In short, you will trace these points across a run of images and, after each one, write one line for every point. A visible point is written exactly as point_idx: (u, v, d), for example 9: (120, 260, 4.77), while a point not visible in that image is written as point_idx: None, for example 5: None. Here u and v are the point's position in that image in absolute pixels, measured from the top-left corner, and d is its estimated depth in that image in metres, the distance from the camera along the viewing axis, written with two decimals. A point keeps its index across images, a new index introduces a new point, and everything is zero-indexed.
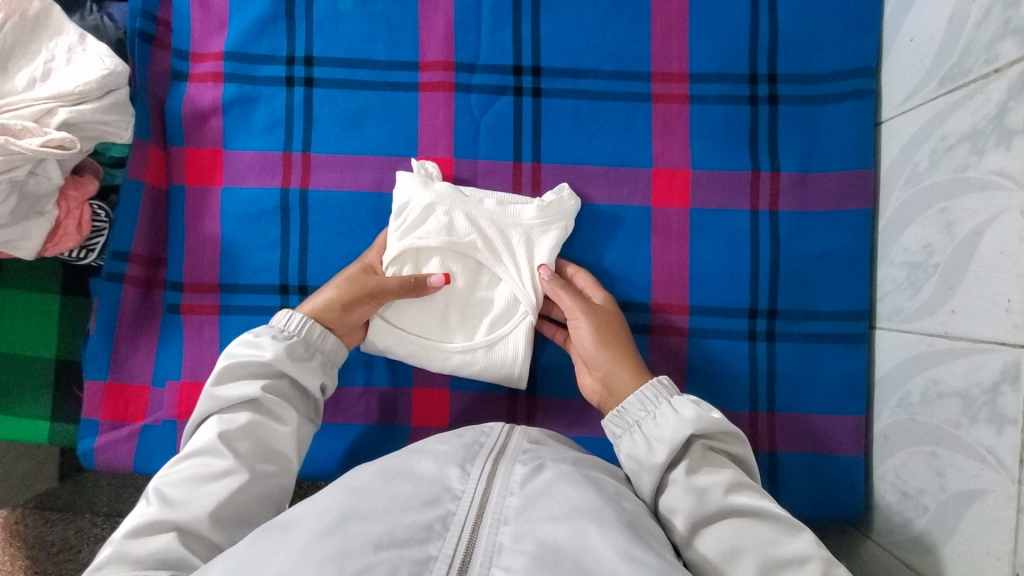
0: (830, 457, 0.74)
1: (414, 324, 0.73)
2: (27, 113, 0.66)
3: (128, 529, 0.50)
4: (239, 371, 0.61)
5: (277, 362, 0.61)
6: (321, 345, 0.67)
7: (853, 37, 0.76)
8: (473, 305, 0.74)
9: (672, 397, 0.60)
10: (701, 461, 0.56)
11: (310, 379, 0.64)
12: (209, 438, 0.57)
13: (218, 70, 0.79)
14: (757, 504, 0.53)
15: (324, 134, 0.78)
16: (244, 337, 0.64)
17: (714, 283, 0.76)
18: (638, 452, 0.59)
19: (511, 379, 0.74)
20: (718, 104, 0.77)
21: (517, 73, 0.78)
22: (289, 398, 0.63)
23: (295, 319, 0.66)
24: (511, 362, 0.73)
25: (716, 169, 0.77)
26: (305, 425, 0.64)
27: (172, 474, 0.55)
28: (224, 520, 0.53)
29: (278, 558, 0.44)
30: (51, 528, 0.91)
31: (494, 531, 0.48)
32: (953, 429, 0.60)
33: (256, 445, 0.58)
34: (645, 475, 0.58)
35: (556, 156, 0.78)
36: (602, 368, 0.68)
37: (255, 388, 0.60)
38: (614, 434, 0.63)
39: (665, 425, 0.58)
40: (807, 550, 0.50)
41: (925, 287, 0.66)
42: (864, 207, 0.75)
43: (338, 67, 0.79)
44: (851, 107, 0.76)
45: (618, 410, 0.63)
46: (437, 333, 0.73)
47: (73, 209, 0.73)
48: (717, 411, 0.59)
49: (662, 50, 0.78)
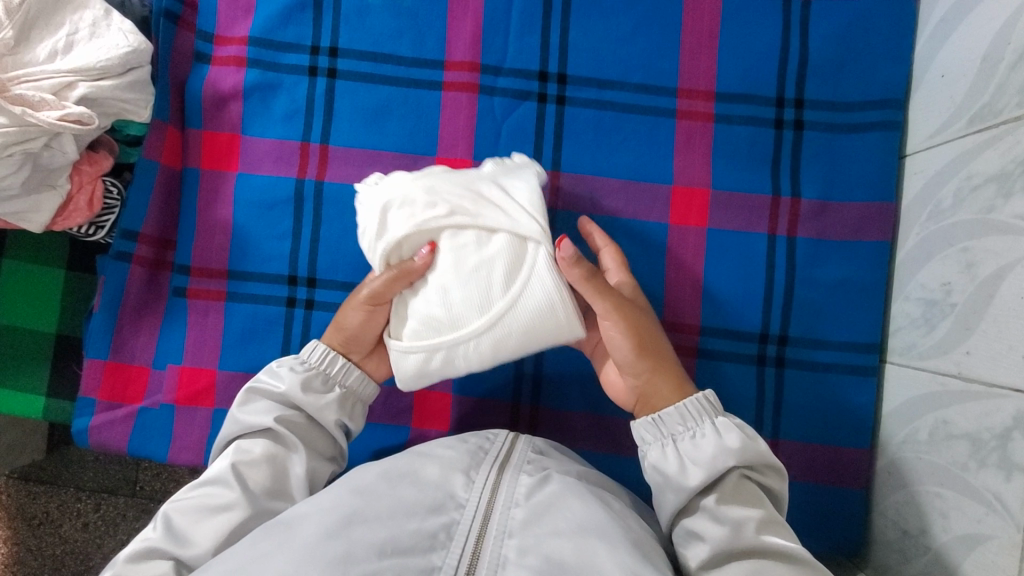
0: (831, 489, 0.74)
1: (422, 333, 0.62)
2: (47, 85, 0.66)
3: (130, 552, 0.52)
4: (261, 402, 0.63)
5: (290, 393, 0.62)
6: (342, 378, 0.66)
7: (883, 67, 0.75)
8: (477, 277, 0.60)
9: (717, 418, 0.58)
10: (732, 492, 0.54)
11: (323, 414, 0.63)
12: (220, 467, 0.58)
13: (241, 54, 0.78)
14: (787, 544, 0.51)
15: (344, 127, 0.78)
16: (270, 366, 0.66)
17: (725, 305, 0.75)
18: (668, 469, 0.57)
19: (573, 330, 0.61)
20: (743, 124, 0.76)
21: (543, 79, 0.78)
22: (307, 432, 0.63)
23: (317, 351, 0.66)
24: (545, 308, 0.60)
25: (736, 190, 0.76)
26: (322, 461, 0.64)
27: (181, 499, 0.56)
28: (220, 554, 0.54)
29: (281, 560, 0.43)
30: (34, 500, 0.90)
31: (498, 543, 0.48)
32: (961, 472, 0.60)
33: (269, 476, 0.59)
34: (670, 494, 0.56)
35: (576, 166, 0.77)
36: (639, 373, 0.63)
37: (269, 418, 0.61)
38: (642, 440, 0.60)
39: (704, 447, 0.56)
40: None
41: (940, 326, 0.65)
42: (882, 239, 0.75)
43: (363, 61, 0.78)
44: (876, 138, 0.75)
45: (654, 416, 0.59)
46: (446, 325, 0.61)
47: (86, 183, 0.72)
48: (762, 442, 0.57)
49: (691, 67, 0.77)
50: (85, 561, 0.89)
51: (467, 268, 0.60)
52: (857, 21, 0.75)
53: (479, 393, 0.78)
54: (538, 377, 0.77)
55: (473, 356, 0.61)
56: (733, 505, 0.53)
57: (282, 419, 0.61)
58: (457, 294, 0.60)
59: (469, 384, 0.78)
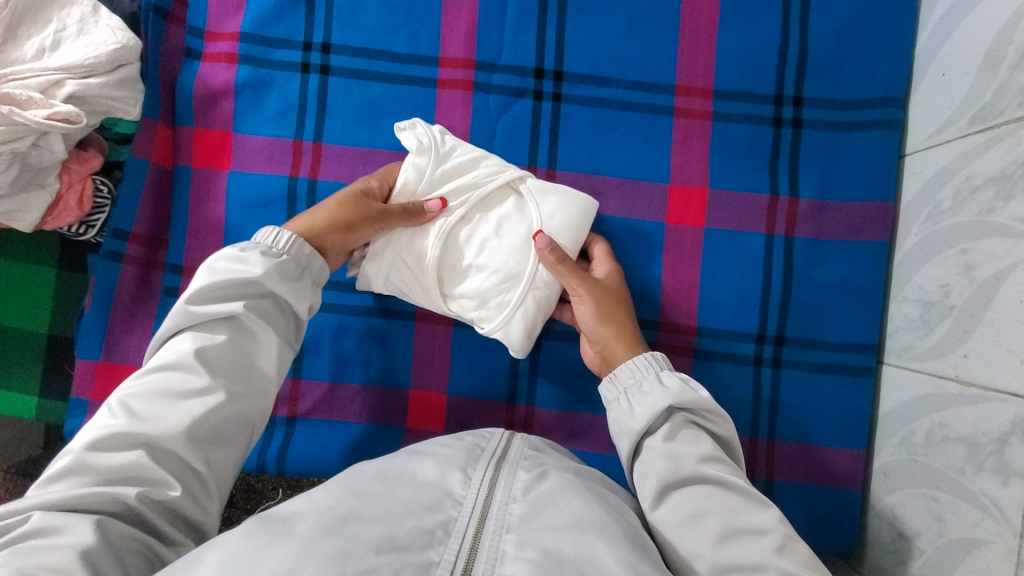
0: (828, 490, 0.74)
1: (504, 305, 0.69)
2: (34, 84, 0.65)
3: (92, 439, 0.48)
4: (220, 288, 0.57)
5: (266, 279, 0.58)
6: (309, 265, 0.63)
7: (883, 65, 0.74)
8: (510, 233, 0.71)
9: (662, 371, 0.62)
10: (678, 432, 0.59)
11: (298, 301, 0.61)
12: (184, 353, 0.54)
13: (233, 51, 0.77)
14: (726, 474, 0.55)
15: (337, 124, 0.77)
16: (229, 251, 0.59)
17: (723, 304, 0.75)
18: (622, 416, 0.62)
19: (585, 198, 0.71)
20: (741, 122, 0.75)
21: (539, 76, 0.76)
22: (271, 314, 0.60)
23: (283, 237, 0.62)
24: (563, 197, 0.71)
25: (735, 189, 0.75)
26: (286, 345, 0.61)
27: (138, 385, 0.53)
28: (195, 437, 0.51)
29: (278, 553, 0.42)
30: None
31: (496, 538, 0.48)
32: (957, 476, 0.60)
33: (235, 361, 0.56)
34: (624, 439, 0.61)
35: (572, 164, 0.76)
36: (600, 341, 0.68)
37: (236, 305, 0.57)
38: (605, 399, 0.65)
39: (648, 395, 0.61)
40: (770, 524, 0.53)
41: (938, 328, 0.65)
42: (880, 240, 0.74)
43: (356, 57, 0.77)
44: (875, 137, 0.74)
45: (610, 376, 0.64)
46: (512, 289, 0.69)
47: (75, 182, 0.71)
48: (704, 390, 0.60)
49: (688, 65, 0.76)
50: None
51: (502, 238, 0.70)
52: (858, 17, 0.74)
53: (474, 394, 0.77)
54: (533, 376, 0.77)
55: (550, 281, 0.70)
56: (679, 443, 0.58)
57: (250, 307, 0.58)
58: (503, 254, 0.70)
59: (463, 383, 0.77)
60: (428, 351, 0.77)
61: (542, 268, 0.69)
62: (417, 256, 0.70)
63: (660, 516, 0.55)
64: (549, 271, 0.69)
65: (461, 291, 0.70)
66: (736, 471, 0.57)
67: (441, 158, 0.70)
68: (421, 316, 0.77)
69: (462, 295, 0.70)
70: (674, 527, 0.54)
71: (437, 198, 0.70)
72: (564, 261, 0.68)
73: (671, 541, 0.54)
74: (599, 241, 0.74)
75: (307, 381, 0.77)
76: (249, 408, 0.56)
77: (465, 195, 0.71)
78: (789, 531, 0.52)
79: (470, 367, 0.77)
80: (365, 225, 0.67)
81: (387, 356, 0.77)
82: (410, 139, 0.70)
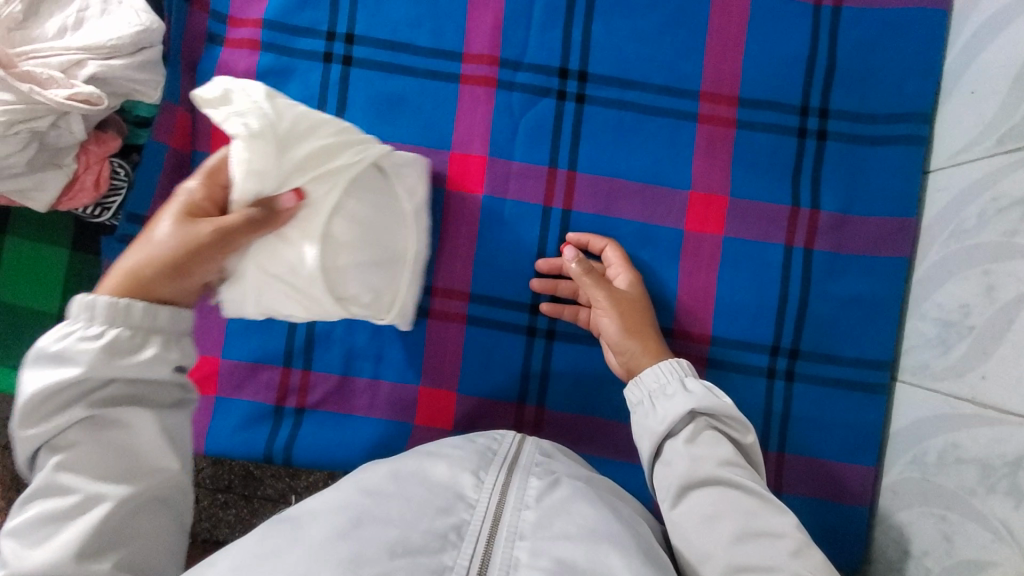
0: (836, 505, 0.73)
1: (394, 288, 0.68)
2: (55, 63, 0.64)
3: None
4: (47, 400, 0.46)
5: (92, 371, 0.46)
6: (155, 323, 0.49)
7: (911, 80, 0.74)
8: (389, 210, 0.65)
9: (687, 377, 0.63)
10: (699, 436, 0.59)
11: (154, 370, 0.49)
12: (47, 479, 0.46)
13: (255, 38, 0.76)
14: (745, 479, 0.56)
15: (357, 115, 0.76)
16: (41, 350, 0.46)
17: (739, 315, 0.74)
18: (644, 419, 0.63)
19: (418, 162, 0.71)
20: (765, 132, 0.75)
21: (563, 76, 0.76)
22: (132, 392, 0.49)
23: (100, 306, 0.47)
24: (415, 169, 0.70)
25: (755, 199, 0.75)
26: (169, 411, 0.51)
27: (11, 529, 0.45)
28: (92, 557, 0.45)
29: (292, 557, 0.43)
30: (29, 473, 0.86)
31: (510, 546, 0.48)
32: (969, 497, 0.59)
33: (112, 460, 0.47)
34: (645, 441, 0.62)
35: (592, 167, 0.76)
36: (626, 354, 0.69)
37: (79, 405, 0.46)
38: (629, 402, 0.65)
39: (672, 398, 0.61)
40: (785, 529, 0.53)
41: (956, 347, 0.64)
42: (900, 256, 0.73)
43: (379, 49, 0.76)
44: (900, 153, 0.74)
45: (636, 380, 0.65)
46: (399, 266, 0.67)
47: (92, 163, 0.71)
48: (728, 397, 0.61)
49: (715, 71, 0.75)
50: None
51: (372, 222, 0.62)
52: (887, 31, 0.74)
53: (484, 393, 0.77)
54: (545, 378, 0.77)
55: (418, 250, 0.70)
56: (699, 447, 0.59)
57: (98, 397, 0.47)
58: (388, 238, 0.65)
59: (474, 382, 0.77)
60: (440, 349, 0.77)
61: (573, 278, 0.73)
62: (292, 265, 0.57)
63: (678, 515, 0.56)
64: (575, 279, 0.72)
65: (354, 291, 0.62)
66: (756, 478, 0.58)
67: (284, 143, 0.55)
68: (435, 314, 0.77)
69: (353, 295, 0.63)
70: (691, 528, 0.55)
71: (292, 189, 0.55)
72: (591, 272, 0.71)
73: (687, 542, 0.55)
74: (613, 245, 0.74)
75: (317, 373, 0.77)
76: (150, 497, 0.48)
77: (330, 184, 0.58)
78: (804, 537, 0.53)
79: (481, 366, 0.77)
80: (202, 258, 0.52)
81: (397, 352, 0.77)
82: (236, 126, 0.52)
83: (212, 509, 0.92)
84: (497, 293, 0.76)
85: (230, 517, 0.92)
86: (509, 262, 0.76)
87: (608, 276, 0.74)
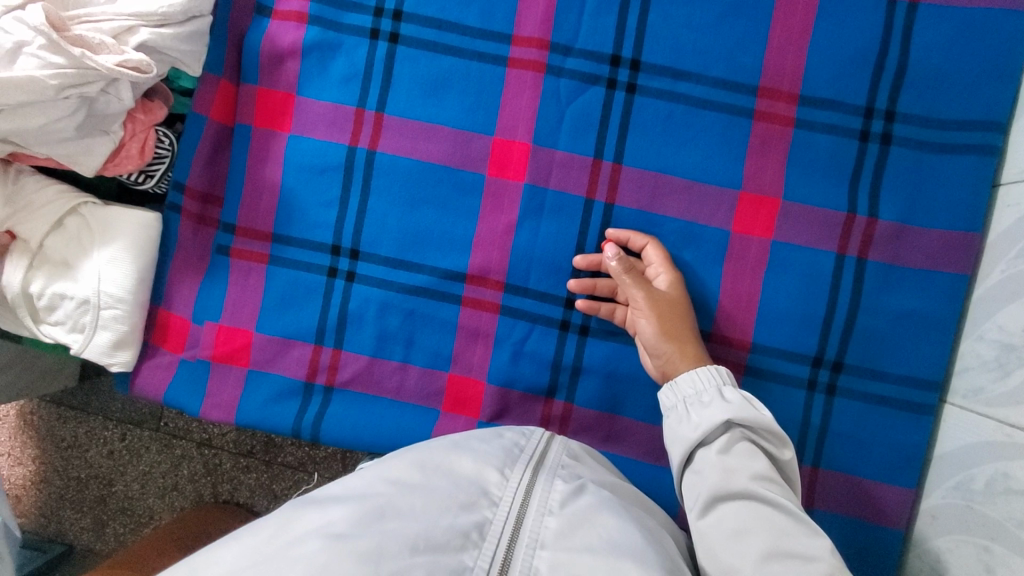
0: (870, 525, 0.71)
1: (86, 325, 0.73)
2: (108, 28, 0.64)
3: None
4: None
5: None
6: None
7: (988, 87, 0.69)
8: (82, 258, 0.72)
9: (725, 386, 0.62)
10: (732, 447, 0.59)
11: None
12: None
13: (303, 11, 0.75)
14: (779, 496, 0.55)
15: (401, 95, 0.75)
16: None
17: (782, 322, 0.72)
18: (677, 425, 0.62)
19: (141, 214, 0.74)
20: (825, 133, 0.71)
21: (614, 64, 0.73)
22: None
23: None
24: (130, 228, 0.73)
25: (809, 203, 0.71)
26: None
27: None
28: None
29: (314, 542, 0.44)
30: (64, 425, 0.98)
31: (529, 554, 0.48)
32: (1015, 529, 0.57)
33: None
34: (676, 447, 0.62)
35: (640, 160, 0.73)
36: (662, 356, 0.68)
37: None
38: (663, 405, 0.65)
39: (708, 406, 0.61)
40: (818, 551, 0.51)
41: (1014, 373, 0.61)
42: (961, 272, 0.70)
43: (427, 27, 0.74)
44: (971, 162, 0.69)
45: (672, 383, 0.65)
46: (91, 309, 0.72)
47: (139, 131, 0.71)
48: (767, 410, 0.59)
49: (776, 65, 0.71)
50: (108, 486, 0.98)
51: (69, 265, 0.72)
52: (967, 31, 0.69)
53: (514, 385, 0.76)
54: (576, 374, 0.75)
55: (117, 297, 0.72)
56: (732, 458, 0.58)
57: None
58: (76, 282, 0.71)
59: (503, 373, 0.76)
60: (472, 337, 0.76)
61: (612, 275, 0.72)
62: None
63: (705, 526, 0.56)
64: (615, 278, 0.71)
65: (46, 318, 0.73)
66: (790, 495, 0.56)
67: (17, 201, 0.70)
68: (468, 301, 0.76)
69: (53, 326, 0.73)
70: (718, 539, 0.55)
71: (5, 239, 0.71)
72: (631, 271, 0.70)
73: (713, 554, 0.54)
74: (655, 242, 0.72)
75: (348, 353, 0.77)
76: None
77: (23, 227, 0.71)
78: (838, 562, 0.51)
79: (510, 359, 0.76)
80: None
81: (428, 337, 0.76)
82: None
83: (233, 472, 0.96)
84: (531, 285, 0.75)
85: (251, 482, 0.96)
86: (546, 253, 0.74)
87: (648, 274, 0.72)
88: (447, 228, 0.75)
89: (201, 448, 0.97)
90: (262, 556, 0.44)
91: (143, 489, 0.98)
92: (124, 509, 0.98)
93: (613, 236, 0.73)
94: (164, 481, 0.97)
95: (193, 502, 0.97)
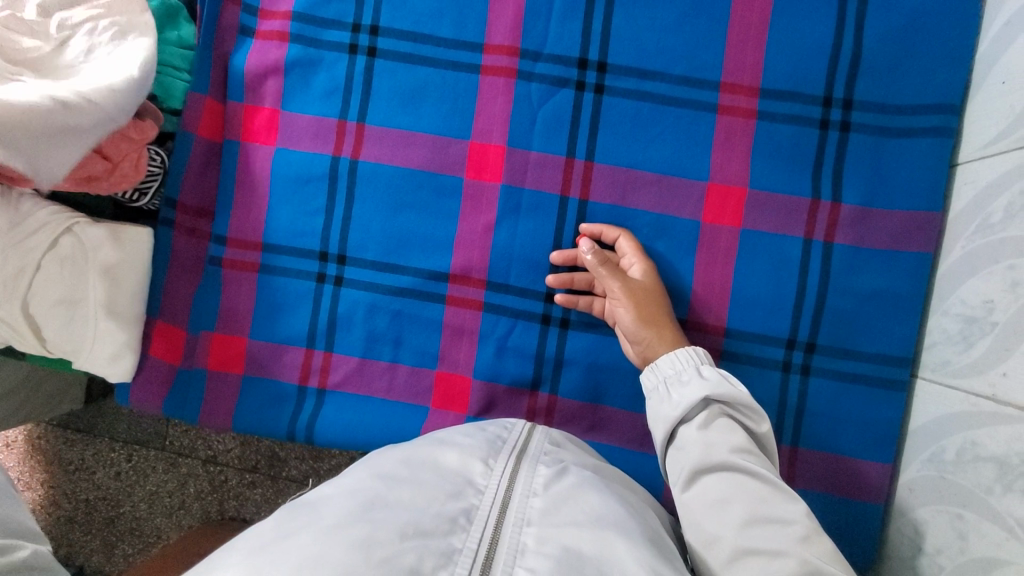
0: (851, 501, 0.73)
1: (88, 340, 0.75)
2: None
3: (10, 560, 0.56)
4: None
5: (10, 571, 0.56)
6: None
7: (940, 72, 0.72)
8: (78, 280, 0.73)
9: (703, 364, 0.65)
10: (712, 422, 0.61)
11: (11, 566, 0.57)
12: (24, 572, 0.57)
13: (284, 30, 0.79)
14: (755, 465, 0.57)
15: (380, 106, 0.78)
16: None
17: (755, 307, 0.74)
18: (659, 404, 0.65)
19: (132, 230, 0.77)
20: (786, 123, 0.74)
21: (582, 67, 0.76)
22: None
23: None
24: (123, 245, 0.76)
25: (773, 191, 0.74)
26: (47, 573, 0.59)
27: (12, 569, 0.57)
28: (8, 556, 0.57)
29: (307, 535, 0.46)
30: (71, 447, 1.01)
31: (517, 530, 0.49)
32: (985, 495, 0.58)
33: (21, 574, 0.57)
34: (660, 425, 0.64)
35: (610, 157, 0.76)
36: (641, 343, 0.71)
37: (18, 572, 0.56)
38: (645, 387, 0.68)
39: (686, 385, 0.63)
40: (795, 515, 0.53)
41: (978, 344, 0.63)
42: (925, 251, 0.72)
43: (403, 41, 0.78)
44: (929, 145, 0.72)
45: (652, 366, 0.67)
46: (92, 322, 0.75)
47: (129, 150, 0.72)
48: (742, 384, 0.62)
49: (736, 61, 0.75)
50: (116, 507, 1.01)
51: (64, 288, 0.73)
52: (918, 20, 0.72)
53: (500, 379, 0.78)
54: (558, 365, 0.78)
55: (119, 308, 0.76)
56: (712, 432, 0.60)
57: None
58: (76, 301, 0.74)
59: (489, 368, 0.78)
60: (457, 335, 0.78)
61: (588, 269, 0.74)
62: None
63: (688, 499, 0.58)
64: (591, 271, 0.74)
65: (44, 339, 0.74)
66: (768, 465, 0.59)
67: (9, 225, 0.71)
68: (451, 300, 0.78)
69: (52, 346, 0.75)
70: (701, 509, 0.56)
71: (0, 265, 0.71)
72: (607, 263, 0.72)
73: (698, 530, 0.56)
74: (627, 234, 0.75)
75: (338, 355, 0.80)
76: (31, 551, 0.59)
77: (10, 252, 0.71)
78: (814, 524, 0.53)
79: (494, 354, 0.78)
80: None
81: (415, 336, 0.79)
82: None
83: (239, 489, 0.98)
84: (511, 281, 0.78)
85: (257, 497, 0.98)
86: (525, 250, 0.77)
87: (623, 265, 0.75)
88: (429, 230, 0.78)
89: (206, 466, 0.99)
90: (259, 548, 0.46)
91: (150, 509, 1.00)
92: (132, 529, 1.00)
93: (587, 231, 0.76)
94: (171, 500, 1.00)
95: (201, 519, 0.99)
